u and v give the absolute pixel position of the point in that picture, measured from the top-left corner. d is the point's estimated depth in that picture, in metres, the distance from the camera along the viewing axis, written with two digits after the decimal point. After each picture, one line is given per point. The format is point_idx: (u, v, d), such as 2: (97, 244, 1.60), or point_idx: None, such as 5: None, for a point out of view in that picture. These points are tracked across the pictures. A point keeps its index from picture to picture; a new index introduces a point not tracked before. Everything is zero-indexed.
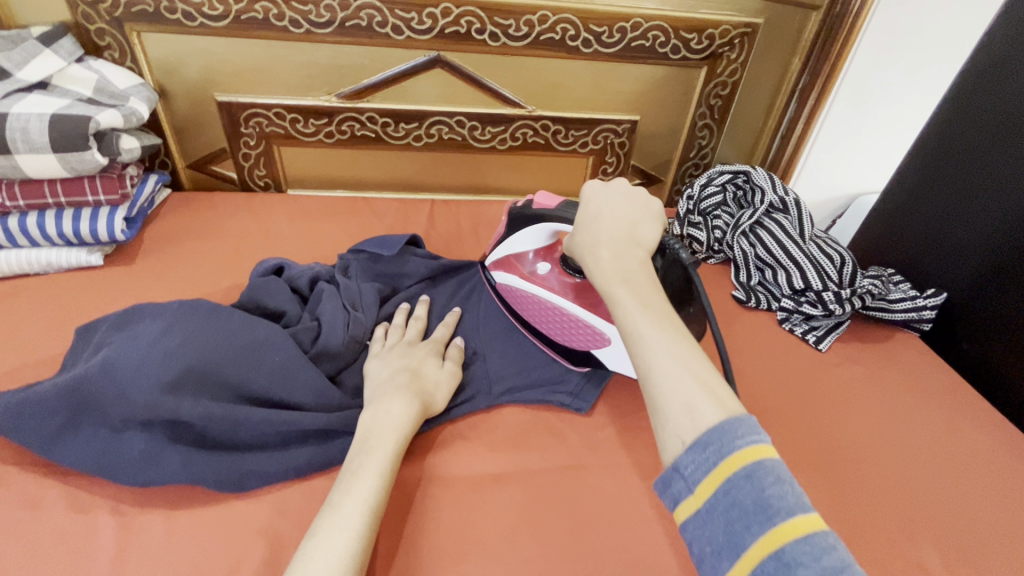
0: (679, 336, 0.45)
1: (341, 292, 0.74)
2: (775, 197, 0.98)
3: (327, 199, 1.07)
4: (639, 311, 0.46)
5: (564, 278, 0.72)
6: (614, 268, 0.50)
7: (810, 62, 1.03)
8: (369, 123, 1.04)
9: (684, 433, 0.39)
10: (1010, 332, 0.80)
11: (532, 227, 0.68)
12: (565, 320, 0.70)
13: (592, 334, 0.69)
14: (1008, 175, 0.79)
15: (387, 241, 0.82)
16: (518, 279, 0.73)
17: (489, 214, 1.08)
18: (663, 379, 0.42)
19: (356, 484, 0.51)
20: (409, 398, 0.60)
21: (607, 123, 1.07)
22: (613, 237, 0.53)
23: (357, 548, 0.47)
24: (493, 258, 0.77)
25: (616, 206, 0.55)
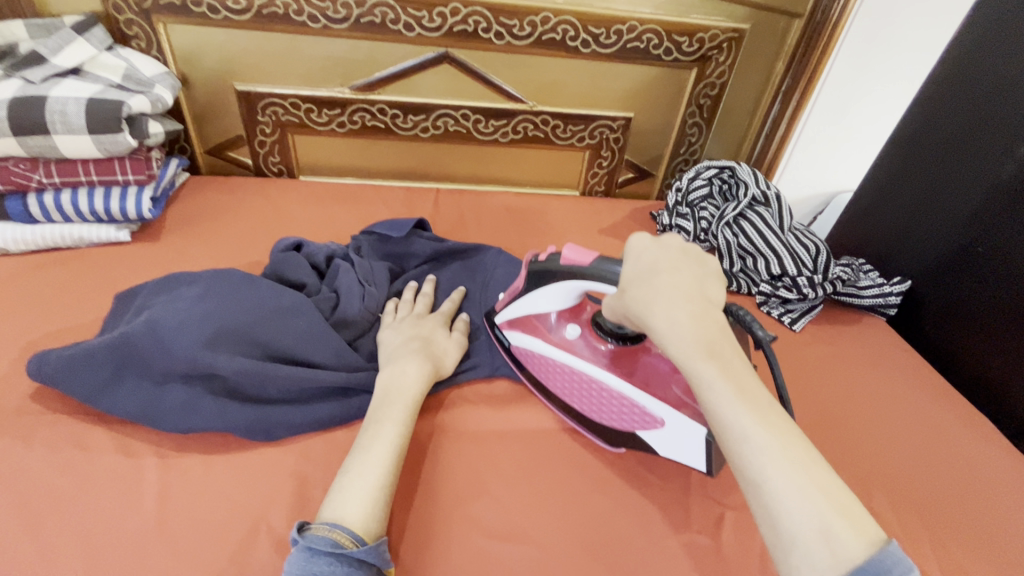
0: (785, 433, 0.46)
1: (356, 268, 0.81)
2: (757, 191, 1.06)
3: (338, 185, 1.13)
4: (735, 402, 0.46)
5: (597, 345, 0.67)
6: (693, 338, 0.48)
7: (793, 66, 1.10)
8: (379, 114, 1.10)
9: (825, 566, 0.40)
10: (966, 317, 0.88)
11: (557, 285, 0.65)
12: (597, 390, 0.66)
13: (641, 415, 0.64)
14: (968, 173, 0.87)
15: (397, 223, 0.89)
16: (545, 344, 0.69)
17: (490, 202, 1.15)
18: (789, 498, 0.42)
19: (380, 431, 0.58)
20: (422, 360, 0.67)
21: (602, 119, 1.14)
22: (686, 297, 0.50)
23: (384, 482, 0.53)
24: (507, 315, 0.74)
25: (676, 258, 0.53)
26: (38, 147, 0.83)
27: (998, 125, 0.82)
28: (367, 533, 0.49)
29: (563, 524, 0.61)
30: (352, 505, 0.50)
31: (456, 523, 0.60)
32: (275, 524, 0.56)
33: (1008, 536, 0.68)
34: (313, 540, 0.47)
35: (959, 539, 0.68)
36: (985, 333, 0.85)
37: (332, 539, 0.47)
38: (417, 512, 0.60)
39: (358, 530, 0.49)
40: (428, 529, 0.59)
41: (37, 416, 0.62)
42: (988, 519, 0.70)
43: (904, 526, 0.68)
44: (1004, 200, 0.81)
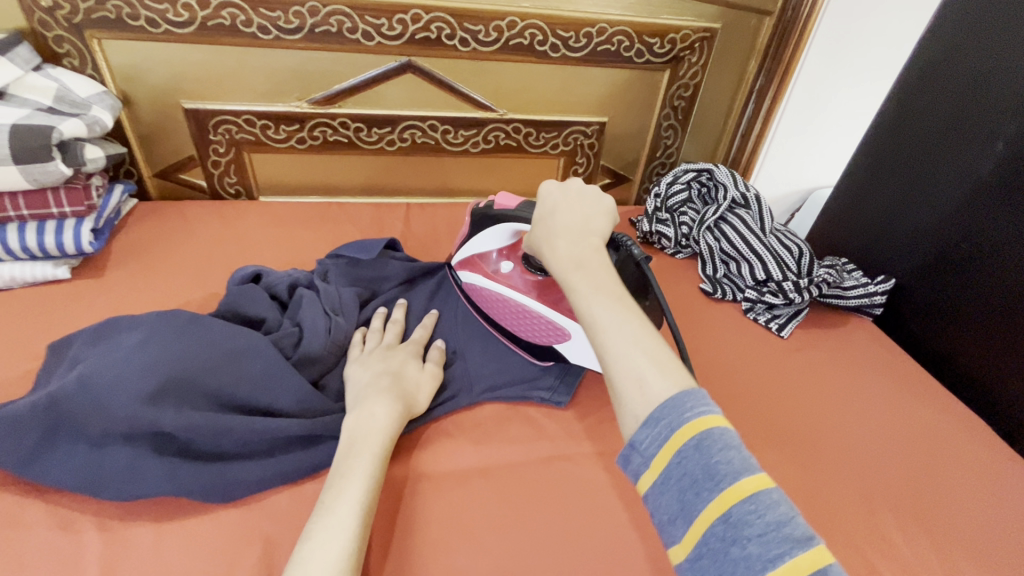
0: (633, 320, 0.47)
1: (321, 298, 0.75)
2: (737, 193, 1.03)
3: (301, 205, 1.07)
4: (593, 296, 0.50)
5: (527, 276, 0.76)
6: (568, 257, 0.54)
7: (765, 64, 1.08)
8: (342, 128, 1.04)
9: (639, 408, 0.42)
10: (952, 313, 0.86)
11: (493, 228, 0.74)
12: (524, 314, 0.74)
13: (554, 331, 0.72)
14: (948, 167, 0.85)
15: (366, 245, 0.83)
16: (484, 278, 0.77)
17: (463, 215, 1.10)
18: (621, 367, 0.44)
19: (346, 485, 0.52)
20: (392, 401, 0.62)
21: (576, 125, 1.10)
22: (566, 229, 0.57)
23: (352, 547, 0.48)
24: (459, 259, 0.82)
25: (571, 202, 0.60)
26: None
27: (974, 118, 0.81)
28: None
29: (555, 570, 0.56)
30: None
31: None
32: None
33: (1012, 542, 0.66)
34: None
35: (964, 549, 0.65)
36: (974, 330, 0.83)
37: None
38: (395, 568, 0.55)
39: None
40: None
41: None
42: (989, 524, 0.68)
43: (909, 541, 0.65)
44: (984, 194, 0.80)
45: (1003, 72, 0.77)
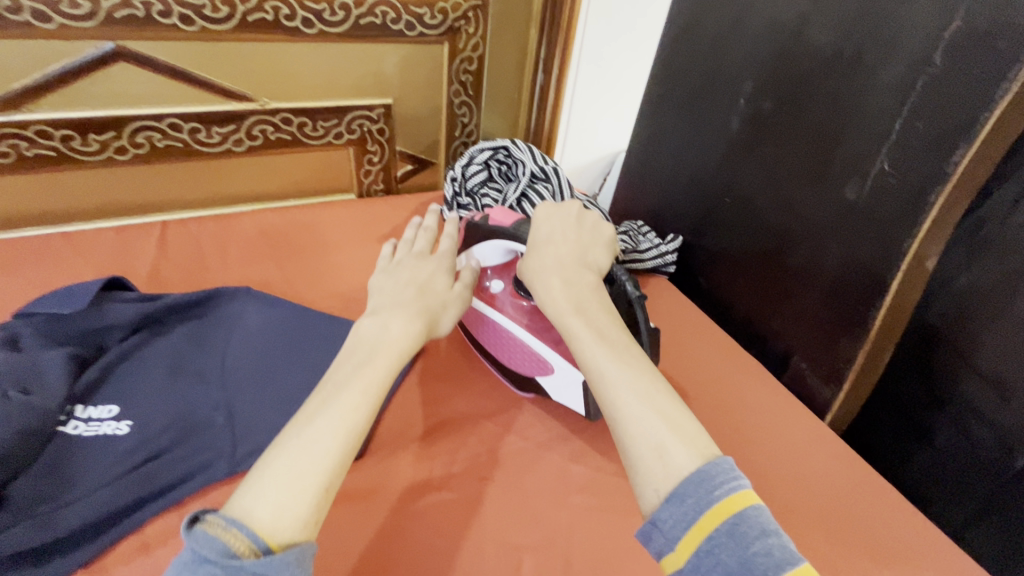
0: (641, 369, 0.50)
1: (2, 370, 0.57)
2: (535, 167, 1.00)
3: (4, 243, 0.83)
4: (596, 344, 0.52)
5: (517, 301, 0.69)
6: (566, 300, 0.57)
7: (545, 31, 1.04)
8: (41, 139, 0.81)
9: (658, 478, 0.42)
10: (725, 262, 0.92)
11: (492, 243, 0.68)
12: (510, 342, 0.67)
13: (537, 362, 0.65)
14: (707, 126, 0.90)
15: (72, 293, 0.66)
16: (471, 297, 0.71)
17: (238, 226, 0.94)
18: (630, 420, 0.46)
19: (337, 398, 0.46)
20: (409, 317, 0.54)
21: (356, 109, 0.98)
22: (561, 265, 0.59)
23: (327, 478, 0.42)
24: None
25: (570, 230, 0.63)
26: None
27: (722, 76, 0.86)
28: (276, 537, 0.38)
29: None
30: (273, 504, 0.39)
31: None
32: None
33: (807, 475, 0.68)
34: (202, 541, 0.36)
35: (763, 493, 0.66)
36: (742, 275, 0.89)
37: (226, 543, 0.36)
38: None
39: (266, 535, 0.38)
40: None
41: None
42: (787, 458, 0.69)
43: None
44: (735, 148, 0.85)
45: (738, 31, 0.82)
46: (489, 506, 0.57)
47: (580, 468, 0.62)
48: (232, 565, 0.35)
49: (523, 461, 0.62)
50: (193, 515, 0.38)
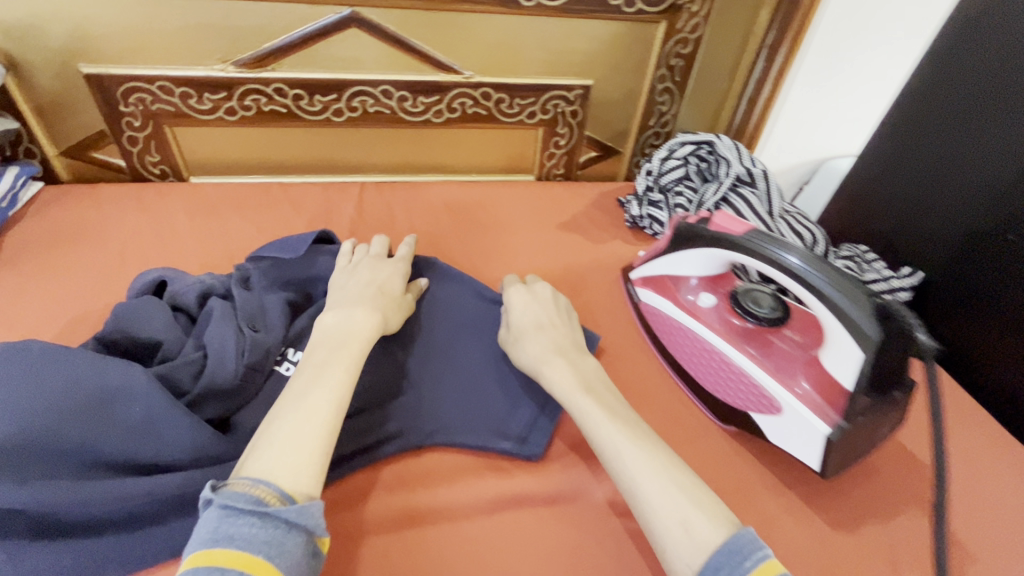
0: (652, 444, 0.49)
1: (237, 306, 0.62)
2: (742, 168, 0.89)
3: (237, 188, 0.92)
4: (607, 421, 0.52)
5: (729, 318, 0.63)
6: (571, 382, 0.56)
7: (779, 15, 0.91)
8: (278, 96, 0.88)
9: (689, 557, 0.41)
10: (982, 312, 0.73)
11: (706, 251, 0.63)
12: (720, 363, 0.61)
13: (759, 396, 0.57)
14: (998, 136, 0.70)
15: (290, 242, 0.71)
16: (674, 306, 0.67)
17: (427, 196, 0.95)
18: (652, 497, 0.45)
19: (323, 375, 0.50)
20: (370, 310, 0.59)
21: (555, 89, 0.94)
22: (545, 353, 0.60)
23: (324, 445, 0.45)
24: (644, 273, 0.73)
25: (530, 313, 0.65)
26: None
27: None
28: (298, 490, 0.41)
29: None
30: (284, 459, 0.42)
31: None
32: None
33: None
34: (232, 496, 0.38)
35: None
36: (1006, 333, 0.70)
37: (254, 496, 0.39)
38: None
39: (289, 486, 0.41)
40: None
41: None
42: None
43: None
44: None
45: None
46: None
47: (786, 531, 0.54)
48: (264, 513, 0.38)
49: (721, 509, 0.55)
50: (213, 482, 0.40)
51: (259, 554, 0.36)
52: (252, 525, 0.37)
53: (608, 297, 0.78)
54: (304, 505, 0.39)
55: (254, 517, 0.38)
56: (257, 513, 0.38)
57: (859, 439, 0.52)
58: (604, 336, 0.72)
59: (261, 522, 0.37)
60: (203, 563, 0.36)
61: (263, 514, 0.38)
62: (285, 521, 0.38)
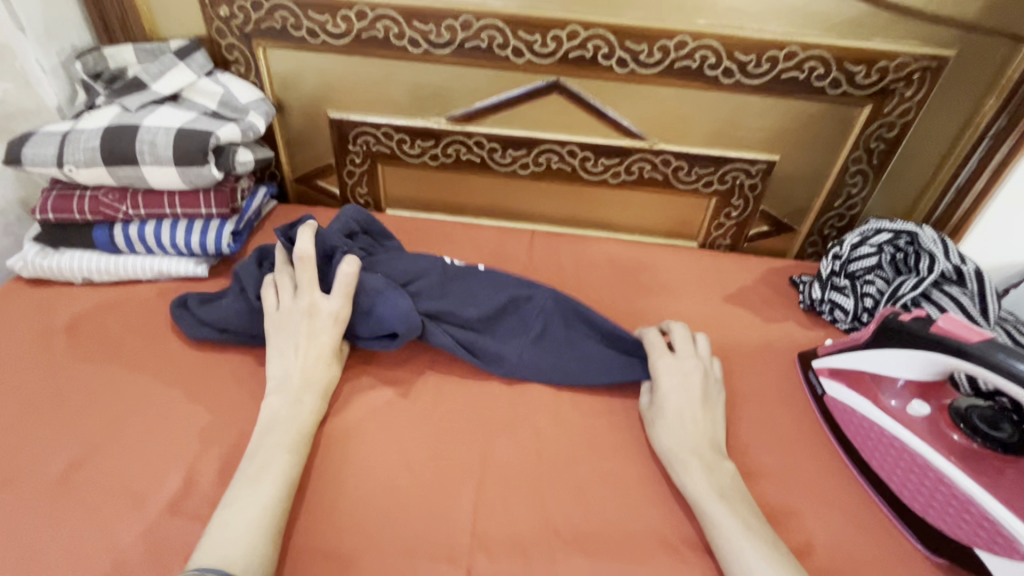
0: (785, 567, 0.50)
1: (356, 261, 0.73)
2: (948, 266, 0.80)
3: (425, 223, 1.03)
4: (740, 534, 0.52)
5: (948, 434, 0.57)
6: (711, 485, 0.56)
7: (1012, 103, 0.83)
8: (476, 147, 0.98)
9: None
10: None
11: (925, 357, 0.58)
12: (936, 481, 0.56)
13: (990, 530, 0.51)
14: None
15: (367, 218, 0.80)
16: (873, 405, 0.62)
17: (592, 251, 0.99)
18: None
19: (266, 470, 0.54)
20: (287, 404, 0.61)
21: (738, 162, 0.94)
22: (696, 452, 0.59)
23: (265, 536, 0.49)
24: (831, 364, 0.68)
25: (685, 388, 0.64)
26: (126, 178, 0.79)
27: None
28: None
29: None
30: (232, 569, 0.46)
31: None
32: None
33: None
34: None
35: None
36: None
37: None
38: None
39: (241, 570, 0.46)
40: None
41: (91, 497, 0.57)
42: None
43: None
44: None
45: None
46: None
47: None
48: None
49: None
50: None
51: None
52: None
53: (781, 380, 0.74)
54: None
55: None
56: None
57: None
58: (779, 423, 0.68)
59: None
60: None
61: None
62: None
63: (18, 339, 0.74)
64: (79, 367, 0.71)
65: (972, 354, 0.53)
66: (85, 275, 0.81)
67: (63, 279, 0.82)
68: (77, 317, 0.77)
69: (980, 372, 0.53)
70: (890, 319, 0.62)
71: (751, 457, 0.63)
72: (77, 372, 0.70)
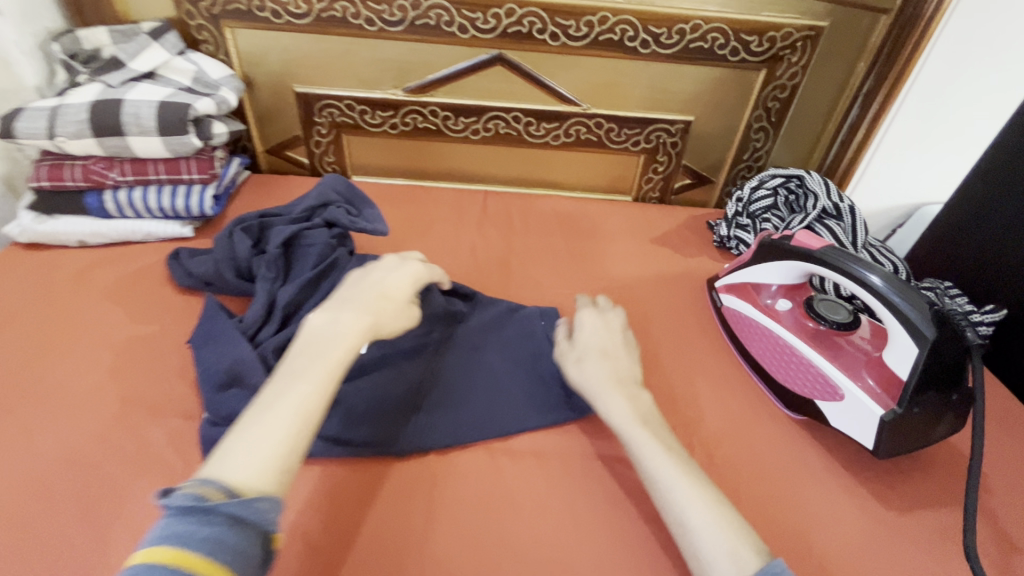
0: (703, 484, 0.54)
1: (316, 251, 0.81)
2: (828, 202, 0.97)
3: (390, 187, 1.14)
4: (661, 454, 0.57)
5: (803, 321, 0.73)
6: (628, 414, 0.61)
7: (876, 66, 1.00)
8: (431, 116, 1.10)
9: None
10: None
11: (786, 262, 0.73)
12: (790, 355, 0.71)
13: (823, 384, 0.66)
14: None
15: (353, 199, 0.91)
16: (753, 306, 0.78)
17: (539, 206, 1.12)
18: (701, 533, 0.50)
19: (293, 387, 0.50)
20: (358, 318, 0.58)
21: (659, 122, 1.08)
22: (611, 381, 0.65)
23: (291, 442, 0.47)
24: (728, 281, 0.84)
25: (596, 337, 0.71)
26: (114, 148, 0.88)
27: None
28: (248, 484, 0.43)
29: (593, 555, 0.58)
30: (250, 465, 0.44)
31: (476, 543, 0.58)
32: (310, 527, 0.58)
33: None
34: (176, 498, 0.41)
35: None
36: None
37: (197, 493, 0.41)
38: (436, 528, 0.59)
39: (234, 483, 0.43)
40: (446, 545, 0.58)
41: (112, 411, 0.68)
42: None
43: None
44: None
45: None
46: (745, 502, 0.62)
47: (845, 505, 0.63)
48: (205, 508, 0.40)
49: (782, 476, 0.65)
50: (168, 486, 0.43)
51: (201, 553, 0.39)
52: (191, 519, 0.40)
53: (690, 301, 0.90)
54: (248, 499, 0.42)
55: (194, 515, 0.40)
56: (201, 510, 0.41)
57: (914, 428, 0.60)
58: (687, 331, 0.84)
59: (203, 519, 0.40)
60: (157, 559, 0.38)
61: (202, 511, 0.40)
62: (226, 516, 0.41)
63: (23, 293, 0.82)
64: (85, 314, 0.80)
65: (813, 255, 0.68)
66: (79, 237, 0.90)
67: (58, 243, 0.90)
68: (76, 273, 0.86)
69: (818, 267, 0.68)
70: (765, 237, 0.77)
71: (664, 355, 0.79)
72: (84, 318, 0.79)
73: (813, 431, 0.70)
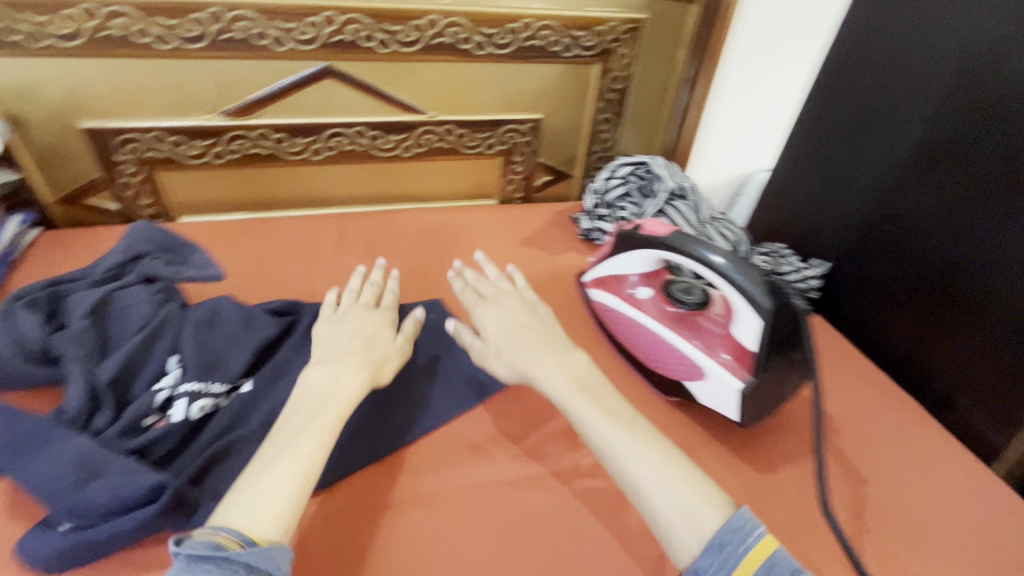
0: (637, 434, 0.55)
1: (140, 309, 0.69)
2: (674, 184, 1.01)
3: (226, 224, 1.01)
4: (601, 420, 0.56)
5: (663, 305, 0.76)
6: (569, 381, 0.60)
7: (694, 54, 1.07)
8: (261, 140, 0.98)
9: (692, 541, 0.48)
10: (877, 294, 0.90)
11: (640, 252, 0.75)
12: (655, 341, 0.73)
13: (688, 367, 0.69)
14: (876, 146, 0.88)
15: (169, 245, 0.78)
16: (618, 298, 0.79)
17: (402, 223, 1.06)
18: (659, 484, 0.51)
19: (295, 444, 0.53)
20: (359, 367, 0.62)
21: (509, 123, 1.07)
22: (544, 340, 0.65)
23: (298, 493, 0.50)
24: (593, 275, 0.85)
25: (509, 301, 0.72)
26: None
27: (887, 104, 0.86)
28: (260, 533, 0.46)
29: None
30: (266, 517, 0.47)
31: None
32: None
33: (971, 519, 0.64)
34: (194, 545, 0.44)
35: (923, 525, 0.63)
36: (903, 312, 0.86)
37: (214, 541, 0.44)
38: None
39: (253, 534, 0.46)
40: None
41: None
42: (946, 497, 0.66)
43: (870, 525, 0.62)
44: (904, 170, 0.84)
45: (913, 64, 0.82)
46: None
47: (725, 476, 0.65)
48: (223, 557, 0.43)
49: None
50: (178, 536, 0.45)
51: None
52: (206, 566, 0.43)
53: (562, 300, 0.90)
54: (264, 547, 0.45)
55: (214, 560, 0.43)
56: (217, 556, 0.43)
57: (767, 393, 0.65)
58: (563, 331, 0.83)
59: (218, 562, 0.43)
60: None
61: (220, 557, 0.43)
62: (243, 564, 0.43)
63: None
64: None
65: (662, 243, 0.70)
66: None
67: None
68: None
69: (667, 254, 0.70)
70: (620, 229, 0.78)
71: None
72: None
73: (687, 408, 0.73)
